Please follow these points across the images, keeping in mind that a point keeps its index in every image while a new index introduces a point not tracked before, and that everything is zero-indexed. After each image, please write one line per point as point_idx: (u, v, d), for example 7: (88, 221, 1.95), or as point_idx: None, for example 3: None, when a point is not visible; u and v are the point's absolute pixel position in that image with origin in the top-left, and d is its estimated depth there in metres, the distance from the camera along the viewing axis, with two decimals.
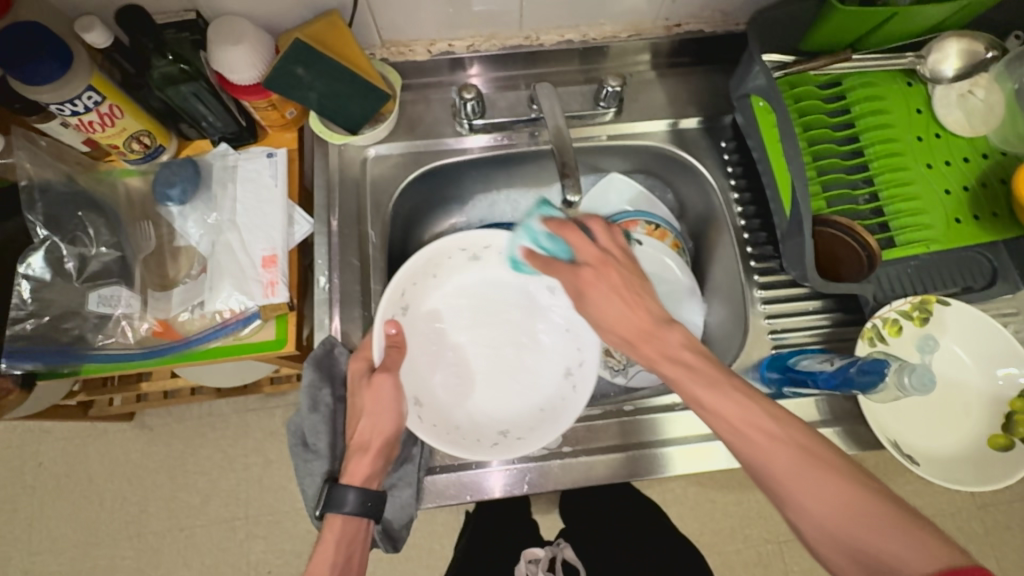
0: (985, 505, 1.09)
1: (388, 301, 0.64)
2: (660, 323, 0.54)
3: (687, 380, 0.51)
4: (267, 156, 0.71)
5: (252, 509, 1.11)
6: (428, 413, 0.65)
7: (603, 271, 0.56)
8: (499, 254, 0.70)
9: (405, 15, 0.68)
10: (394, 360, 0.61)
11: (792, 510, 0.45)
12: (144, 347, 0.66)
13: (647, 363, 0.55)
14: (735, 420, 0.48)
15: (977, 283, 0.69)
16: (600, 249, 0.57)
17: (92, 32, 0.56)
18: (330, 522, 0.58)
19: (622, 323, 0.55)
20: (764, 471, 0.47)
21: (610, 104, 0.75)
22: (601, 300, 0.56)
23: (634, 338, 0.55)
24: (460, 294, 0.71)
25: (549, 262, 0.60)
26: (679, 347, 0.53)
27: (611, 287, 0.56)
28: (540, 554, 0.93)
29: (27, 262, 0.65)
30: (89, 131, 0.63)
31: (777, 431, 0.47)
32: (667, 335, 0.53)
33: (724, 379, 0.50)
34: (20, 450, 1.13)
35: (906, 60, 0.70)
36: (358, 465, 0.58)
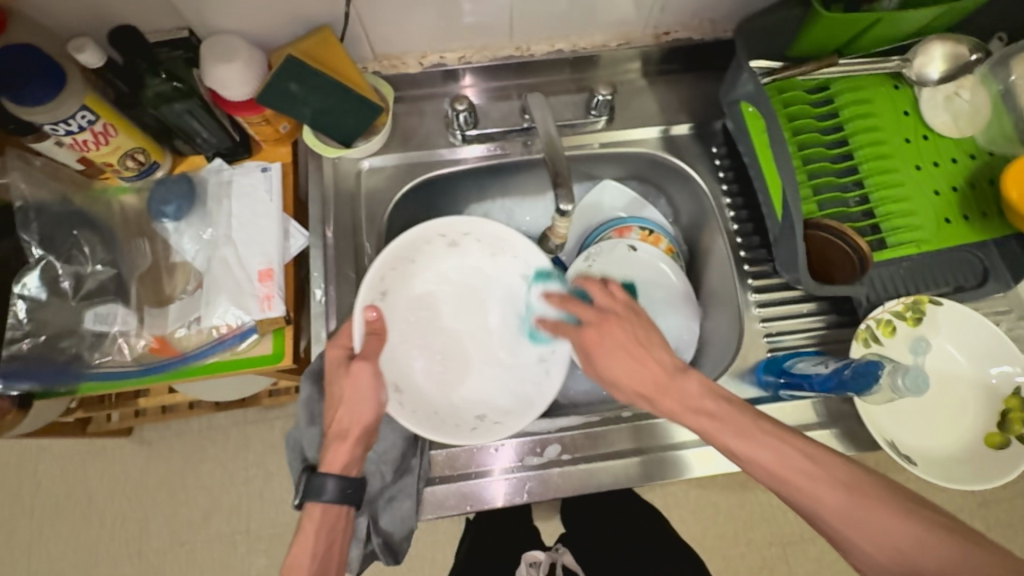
0: (986, 502, 1.10)
1: (369, 286, 0.63)
2: (674, 373, 0.58)
3: (717, 431, 0.55)
4: (261, 170, 0.71)
5: (253, 523, 1.11)
6: (409, 399, 0.65)
7: (606, 328, 0.61)
8: (476, 241, 0.69)
9: (397, 28, 0.68)
10: (374, 347, 0.61)
11: (846, 543, 0.50)
12: (141, 365, 0.66)
13: (669, 416, 0.58)
14: (776, 468, 0.52)
15: (969, 282, 0.70)
16: (599, 308, 0.62)
17: (85, 52, 0.56)
18: (309, 511, 0.60)
19: (636, 377, 0.58)
20: (816, 511, 0.51)
21: (601, 113, 0.75)
22: (608, 356, 0.60)
23: (650, 393, 0.58)
24: (437, 279, 0.70)
25: (557, 326, 0.67)
26: (699, 396, 0.56)
27: (616, 342, 0.60)
28: (542, 557, 0.94)
29: (23, 282, 0.65)
30: (83, 149, 0.63)
31: (817, 471, 0.51)
32: (683, 385, 0.57)
33: (755, 427, 0.54)
34: (19, 468, 1.12)
35: (891, 64, 0.71)
36: (335, 455, 0.59)
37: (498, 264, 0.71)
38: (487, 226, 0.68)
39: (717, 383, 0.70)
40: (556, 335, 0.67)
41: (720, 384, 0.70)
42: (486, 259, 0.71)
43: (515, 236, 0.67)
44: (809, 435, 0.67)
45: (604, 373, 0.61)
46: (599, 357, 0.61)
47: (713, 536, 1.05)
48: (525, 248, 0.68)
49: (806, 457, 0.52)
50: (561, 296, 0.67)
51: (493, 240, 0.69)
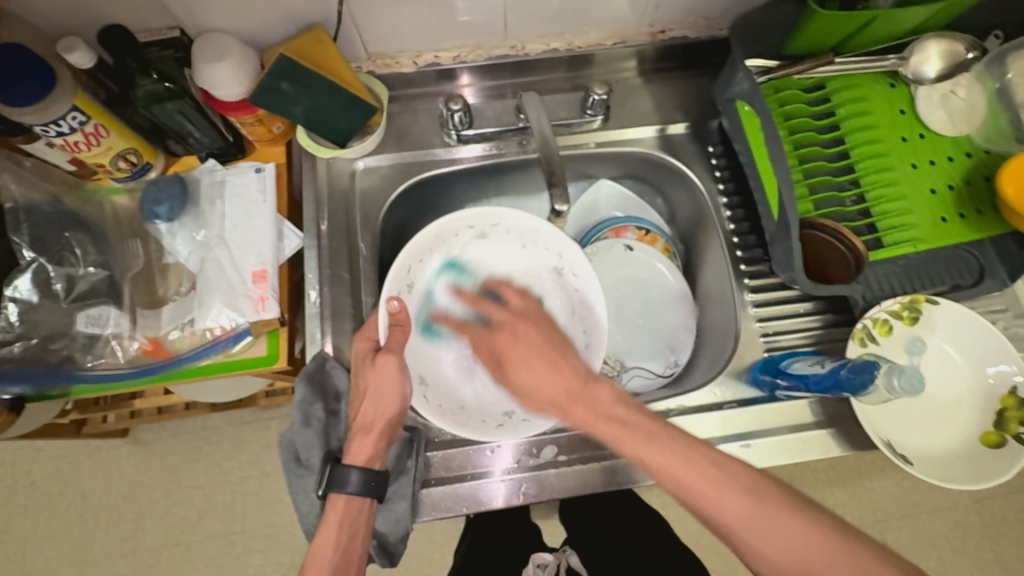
0: (983, 500, 1.10)
1: (394, 277, 0.65)
2: (586, 380, 0.56)
3: (627, 438, 0.52)
4: (255, 171, 0.71)
5: (249, 523, 1.10)
6: (434, 392, 0.67)
7: (520, 331, 0.60)
8: (506, 233, 0.70)
9: (390, 27, 0.68)
10: (397, 339, 0.61)
11: (749, 550, 0.48)
12: (134, 366, 0.66)
13: (582, 427, 0.55)
14: (684, 477, 0.50)
15: (965, 279, 0.69)
16: (514, 312, 0.62)
17: (75, 52, 0.55)
18: (332, 502, 0.60)
19: (549, 383, 0.56)
20: (720, 521, 0.49)
21: (596, 112, 0.75)
22: (523, 361, 0.58)
23: (563, 400, 0.56)
24: (465, 273, 0.72)
25: (465, 325, 0.66)
26: (611, 403, 0.55)
27: (531, 346, 0.58)
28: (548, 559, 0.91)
29: (14, 285, 0.65)
30: (74, 151, 0.62)
31: (723, 478, 0.50)
32: (597, 392, 0.55)
33: (663, 433, 0.52)
34: (13, 469, 1.12)
35: (889, 62, 0.70)
36: (360, 446, 0.60)
37: (529, 256, 0.72)
38: (518, 217, 0.69)
39: (713, 384, 0.69)
40: (461, 335, 0.67)
41: (715, 385, 0.69)
42: (517, 251, 0.72)
43: (546, 227, 0.69)
44: (805, 435, 0.67)
45: (514, 380, 0.58)
46: (510, 362, 0.59)
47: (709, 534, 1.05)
48: (556, 240, 0.69)
49: (711, 463, 0.50)
50: (473, 295, 0.68)
51: (523, 232, 0.70)
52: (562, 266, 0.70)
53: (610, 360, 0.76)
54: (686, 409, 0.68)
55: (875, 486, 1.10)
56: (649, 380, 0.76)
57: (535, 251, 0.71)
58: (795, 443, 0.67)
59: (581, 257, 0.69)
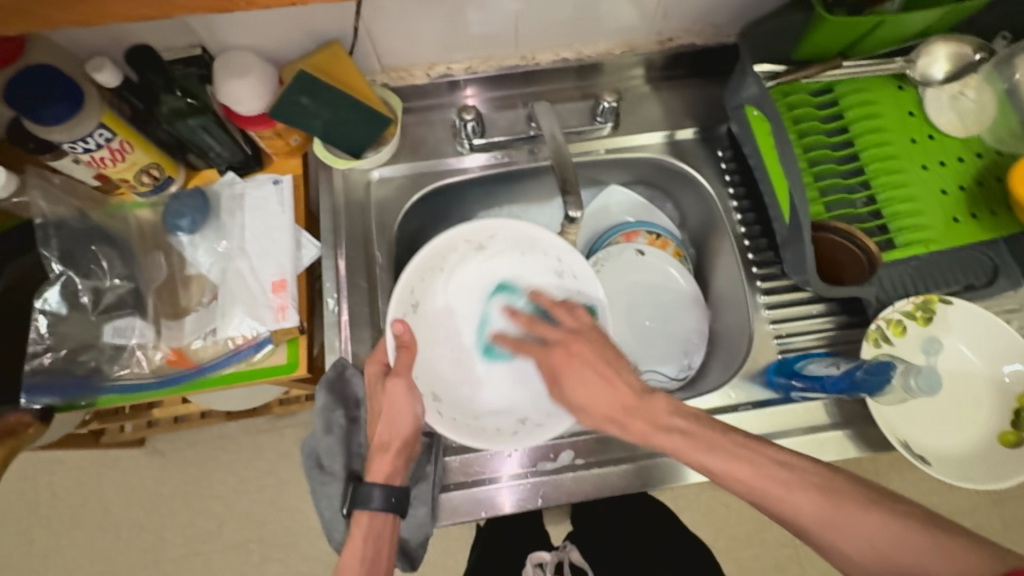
0: (1001, 500, 1.09)
1: (398, 300, 0.66)
2: (641, 395, 0.59)
3: (688, 448, 0.56)
4: (273, 182, 0.72)
5: (266, 532, 1.12)
6: (448, 407, 0.67)
7: (574, 347, 0.63)
8: (503, 242, 0.71)
9: (404, 41, 0.69)
10: (406, 361, 0.62)
11: (825, 545, 0.51)
12: (159, 376, 0.67)
13: (639, 438, 0.59)
14: (750, 478, 0.53)
15: (979, 279, 0.70)
16: (567, 329, 0.64)
17: (102, 72, 0.57)
18: (357, 518, 0.61)
19: (603, 400, 0.60)
20: (794, 519, 0.52)
21: (607, 119, 0.76)
22: (577, 380, 0.61)
23: (620, 415, 0.59)
24: (467, 285, 0.71)
25: (519, 344, 0.68)
26: (669, 415, 0.58)
27: (585, 363, 0.61)
28: (547, 557, 0.91)
29: (44, 297, 0.66)
30: (100, 167, 0.64)
31: (793, 477, 0.53)
32: (651, 405, 0.59)
33: (725, 441, 0.55)
34: (35, 481, 1.13)
35: (895, 65, 0.72)
36: (379, 464, 0.60)
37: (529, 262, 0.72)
38: (513, 226, 0.70)
39: (728, 386, 0.70)
40: (517, 352, 0.69)
41: (730, 387, 0.70)
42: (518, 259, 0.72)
43: (541, 233, 0.69)
44: (822, 436, 0.67)
45: (571, 396, 0.62)
46: (565, 377, 0.62)
47: (725, 538, 1.06)
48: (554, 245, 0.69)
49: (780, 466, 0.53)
50: (528, 318, 0.69)
51: (519, 239, 0.71)
52: (563, 271, 0.70)
53: (625, 364, 0.77)
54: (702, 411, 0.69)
55: (892, 488, 1.10)
56: (664, 384, 0.77)
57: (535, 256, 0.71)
58: (812, 444, 0.67)
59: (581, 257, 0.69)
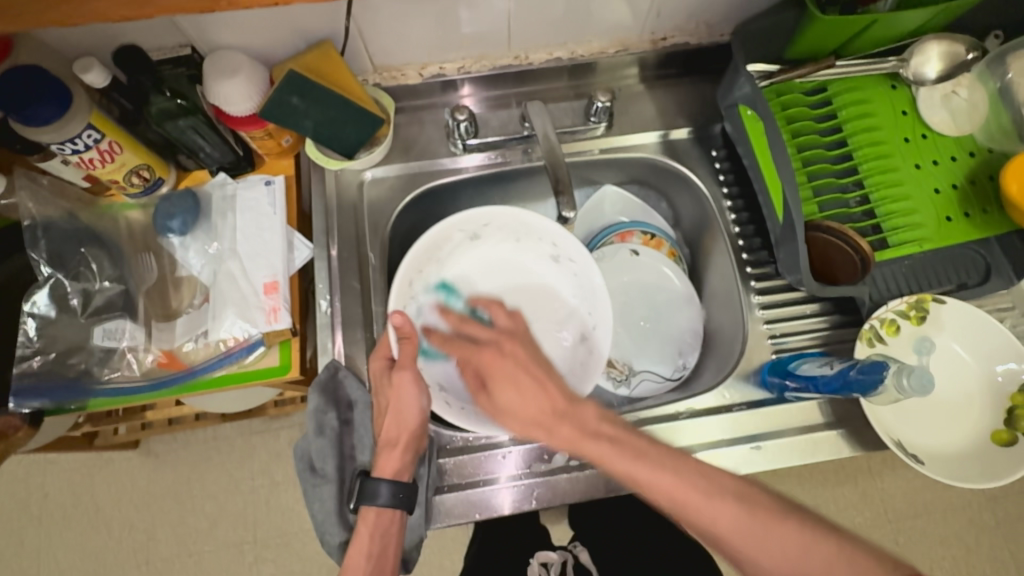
0: (995, 498, 1.09)
1: (397, 293, 0.67)
2: (571, 400, 0.58)
3: (613, 454, 0.54)
4: (264, 183, 0.72)
5: (260, 532, 1.11)
6: (454, 395, 0.68)
7: (507, 347, 0.60)
8: (498, 229, 0.72)
9: (396, 40, 0.69)
10: (409, 353, 0.61)
11: (740, 557, 0.49)
12: (149, 379, 0.67)
13: (569, 447, 0.56)
14: (672, 487, 0.51)
15: (971, 278, 0.70)
16: (501, 329, 0.62)
17: (90, 73, 0.56)
18: (364, 514, 0.61)
19: (532, 405, 0.57)
20: (712, 531, 0.50)
21: (601, 119, 0.76)
22: (506, 382, 0.58)
23: (547, 419, 0.57)
24: (464, 274, 0.72)
25: (448, 339, 0.63)
26: (596, 421, 0.56)
27: (516, 364, 0.59)
28: (552, 558, 0.92)
29: (32, 300, 0.66)
30: (89, 168, 0.64)
31: (710, 486, 0.51)
32: (581, 412, 0.57)
33: (650, 449, 0.54)
34: (26, 482, 1.13)
35: (889, 64, 0.71)
36: (387, 459, 0.61)
37: (524, 248, 0.73)
38: (504, 213, 0.71)
39: (722, 386, 0.70)
40: (443, 348, 0.63)
41: (725, 387, 0.70)
42: (513, 246, 0.73)
43: (536, 220, 0.70)
44: (816, 436, 0.67)
45: (500, 402, 0.59)
46: (494, 381, 0.59)
47: None
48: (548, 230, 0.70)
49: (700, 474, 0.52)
50: (459, 320, 0.66)
51: (512, 225, 0.72)
52: (558, 255, 0.72)
53: (619, 364, 0.77)
54: (696, 412, 0.69)
55: (886, 486, 1.10)
56: (659, 384, 0.76)
57: (531, 242, 0.73)
58: (807, 444, 0.67)
59: (576, 241, 0.70)
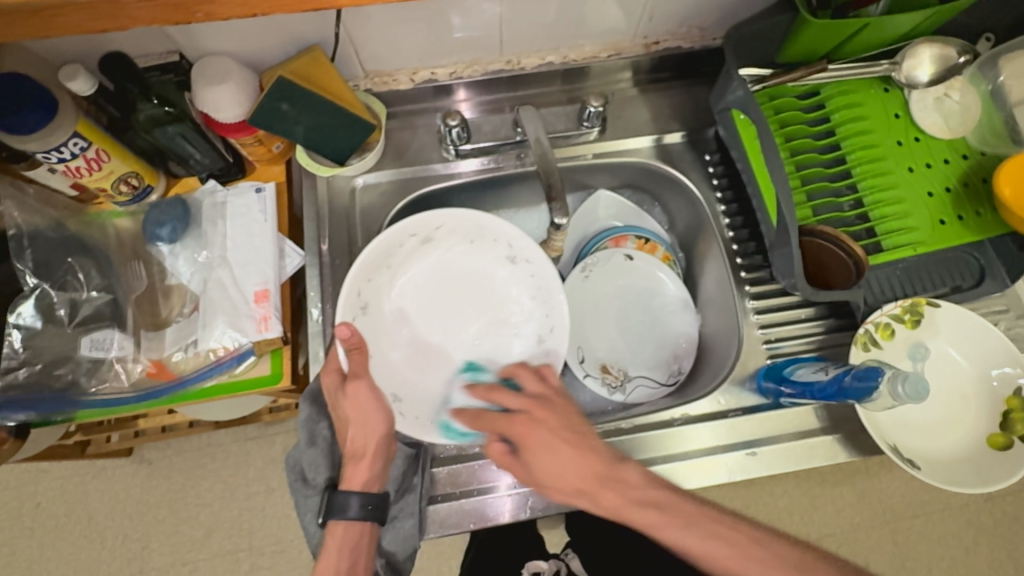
0: (992, 498, 1.09)
1: (345, 303, 0.64)
2: (611, 463, 0.58)
3: (660, 522, 0.55)
4: (255, 190, 0.71)
5: (256, 540, 1.10)
6: (410, 406, 0.67)
7: (538, 415, 0.61)
8: (450, 232, 0.70)
9: (387, 46, 0.68)
10: (359, 363, 0.62)
11: None
12: (138, 390, 0.66)
13: (611, 511, 0.57)
14: (725, 558, 0.52)
15: (965, 282, 0.70)
16: (530, 396, 0.63)
17: (75, 81, 0.55)
18: (332, 529, 0.60)
19: (570, 472, 0.58)
20: None
21: (593, 123, 0.75)
22: (543, 451, 0.59)
23: (588, 485, 0.58)
24: (417, 281, 0.71)
25: (478, 415, 0.64)
26: (639, 484, 0.57)
27: (549, 431, 0.60)
28: (544, 566, 0.89)
29: (17, 312, 0.65)
30: (76, 176, 0.63)
31: (767, 555, 0.52)
32: (623, 474, 0.58)
33: (699, 513, 0.55)
34: (18, 492, 1.11)
35: (880, 68, 0.71)
36: (354, 472, 0.60)
37: (477, 251, 0.72)
38: (457, 215, 0.68)
39: (718, 392, 0.69)
40: (474, 426, 0.64)
41: (720, 393, 0.69)
42: (467, 249, 0.72)
43: (489, 220, 0.68)
44: (811, 441, 0.67)
45: (542, 472, 0.59)
46: (529, 451, 0.59)
47: None
48: (502, 230, 0.69)
49: (754, 543, 0.53)
50: (487, 387, 0.67)
51: (467, 228, 0.70)
52: (514, 255, 0.70)
53: (614, 370, 0.76)
54: (691, 418, 0.68)
55: (884, 487, 1.10)
56: (655, 390, 0.76)
57: (484, 244, 0.71)
58: (803, 449, 0.67)
59: (535, 244, 0.68)
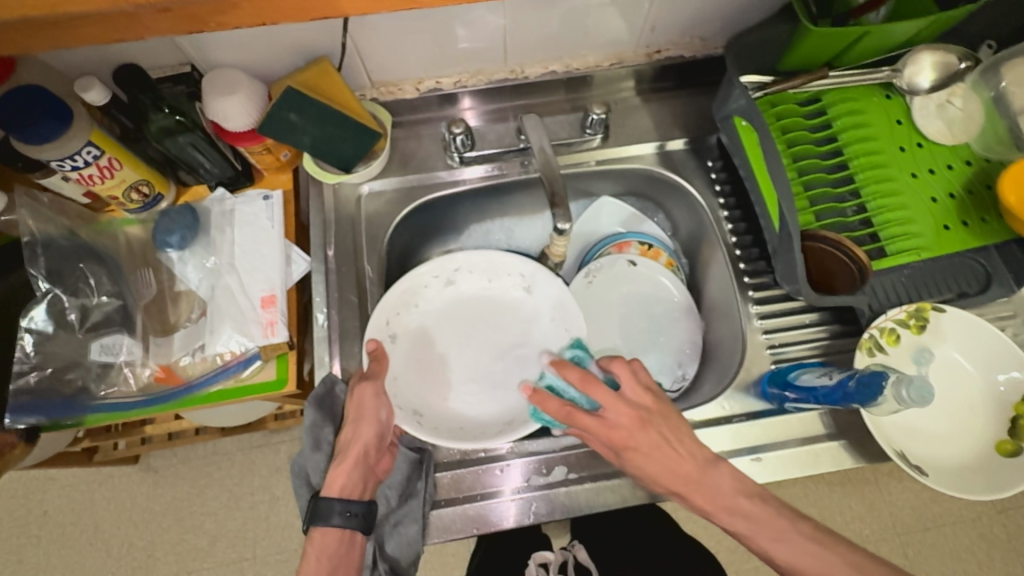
0: (1005, 510, 1.08)
1: (374, 326, 0.68)
2: (706, 468, 0.57)
3: (751, 532, 0.55)
4: (263, 199, 0.72)
5: (260, 549, 1.10)
6: (430, 420, 0.67)
7: (644, 427, 0.57)
8: (469, 272, 0.73)
9: (393, 57, 0.70)
10: (379, 371, 0.63)
11: None
12: (146, 395, 0.67)
13: (699, 511, 0.57)
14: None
15: (971, 287, 0.69)
16: (634, 407, 0.58)
17: (91, 91, 0.57)
18: (311, 537, 0.59)
19: (669, 476, 0.56)
20: None
21: (597, 130, 0.76)
22: (644, 456, 0.57)
23: (683, 488, 0.57)
24: (446, 317, 0.73)
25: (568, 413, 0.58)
26: (733, 497, 0.56)
27: (654, 445, 0.56)
28: (551, 557, 0.87)
29: (30, 316, 0.66)
30: (89, 184, 0.64)
31: None
32: (717, 483, 0.56)
33: (791, 529, 0.54)
34: (26, 500, 1.12)
35: (882, 75, 0.72)
36: (335, 477, 0.59)
37: (497, 287, 0.74)
38: (470, 254, 0.73)
39: (722, 397, 0.69)
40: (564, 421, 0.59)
41: (725, 398, 0.69)
42: (485, 286, 0.74)
43: (501, 256, 0.73)
44: (816, 448, 0.66)
45: (636, 470, 0.58)
46: (631, 454, 0.57)
47: (725, 550, 1.08)
48: (513, 262, 0.73)
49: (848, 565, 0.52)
50: (581, 377, 0.59)
51: (484, 266, 0.73)
52: (529, 284, 0.73)
53: None
54: (695, 423, 0.68)
55: (893, 498, 1.09)
56: None
57: (502, 279, 0.74)
58: (808, 455, 0.66)
59: (544, 270, 0.72)
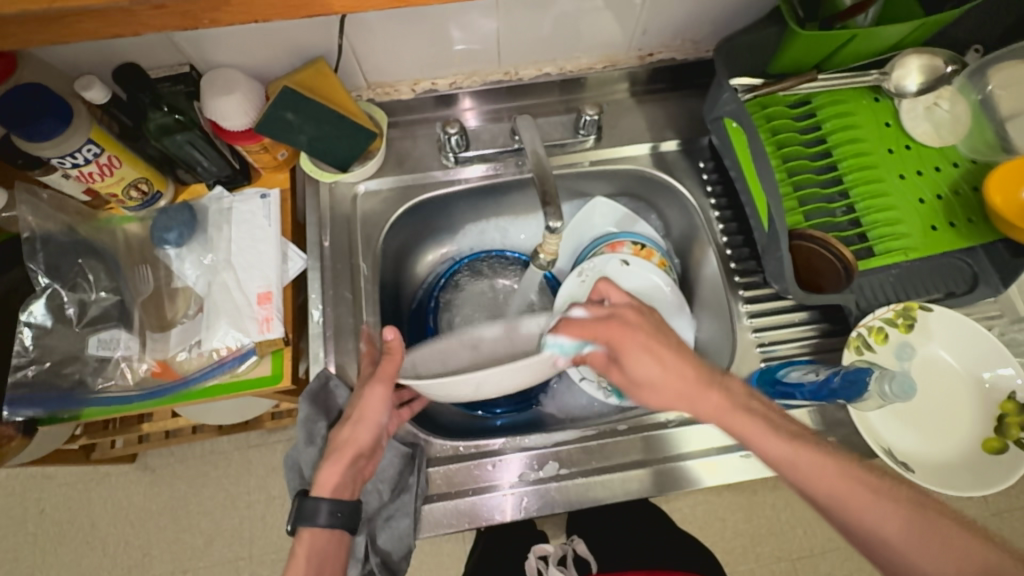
0: (1000, 512, 1.08)
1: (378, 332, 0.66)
2: (711, 373, 0.56)
3: (763, 429, 0.53)
4: (260, 197, 0.73)
5: (256, 549, 1.10)
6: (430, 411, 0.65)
7: (631, 322, 0.57)
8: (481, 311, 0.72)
9: (390, 58, 0.71)
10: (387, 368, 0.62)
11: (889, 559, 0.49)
12: (142, 389, 0.68)
13: (714, 420, 0.55)
14: (825, 473, 0.50)
15: (959, 287, 0.70)
16: (619, 309, 0.59)
17: (91, 90, 0.58)
18: (300, 536, 0.60)
19: (670, 375, 0.55)
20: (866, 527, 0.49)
21: (590, 131, 0.77)
22: (638, 354, 0.56)
23: (691, 390, 0.55)
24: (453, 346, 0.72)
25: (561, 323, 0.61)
26: (742, 397, 0.55)
27: (643, 339, 0.56)
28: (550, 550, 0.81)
29: (28, 310, 0.67)
30: (88, 181, 0.65)
31: (868, 480, 0.50)
32: (726, 386, 0.55)
33: (799, 434, 0.53)
34: (23, 498, 1.13)
35: (871, 77, 0.73)
36: (328, 477, 0.59)
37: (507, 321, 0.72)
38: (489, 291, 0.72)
39: None
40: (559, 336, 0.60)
41: None
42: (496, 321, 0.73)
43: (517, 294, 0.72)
44: None
45: (637, 372, 0.56)
46: (625, 354, 0.56)
47: (721, 552, 1.08)
48: None
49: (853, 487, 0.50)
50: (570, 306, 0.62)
51: None
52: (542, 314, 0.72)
53: None
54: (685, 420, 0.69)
55: None
56: None
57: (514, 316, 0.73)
58: None
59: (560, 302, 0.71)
